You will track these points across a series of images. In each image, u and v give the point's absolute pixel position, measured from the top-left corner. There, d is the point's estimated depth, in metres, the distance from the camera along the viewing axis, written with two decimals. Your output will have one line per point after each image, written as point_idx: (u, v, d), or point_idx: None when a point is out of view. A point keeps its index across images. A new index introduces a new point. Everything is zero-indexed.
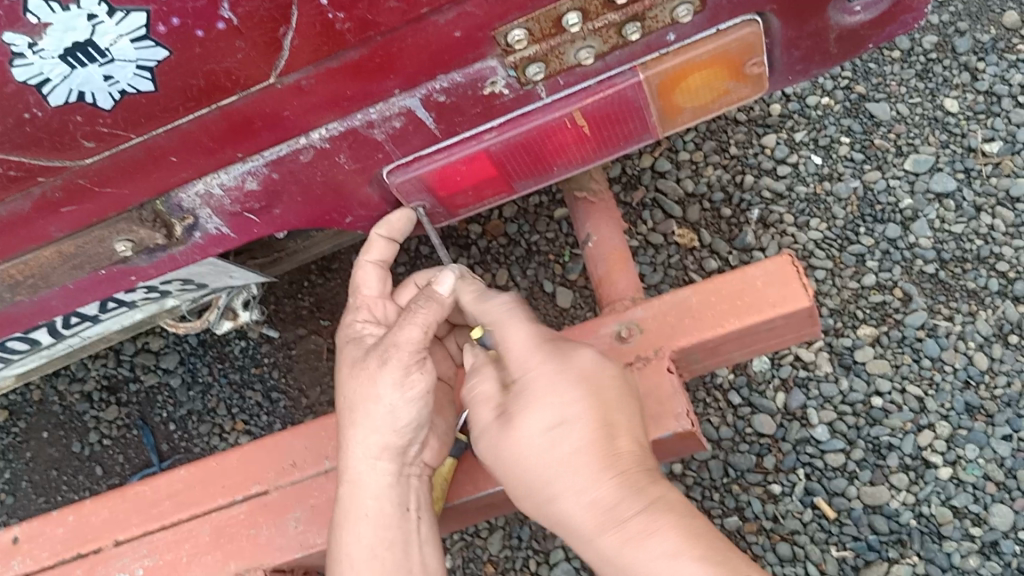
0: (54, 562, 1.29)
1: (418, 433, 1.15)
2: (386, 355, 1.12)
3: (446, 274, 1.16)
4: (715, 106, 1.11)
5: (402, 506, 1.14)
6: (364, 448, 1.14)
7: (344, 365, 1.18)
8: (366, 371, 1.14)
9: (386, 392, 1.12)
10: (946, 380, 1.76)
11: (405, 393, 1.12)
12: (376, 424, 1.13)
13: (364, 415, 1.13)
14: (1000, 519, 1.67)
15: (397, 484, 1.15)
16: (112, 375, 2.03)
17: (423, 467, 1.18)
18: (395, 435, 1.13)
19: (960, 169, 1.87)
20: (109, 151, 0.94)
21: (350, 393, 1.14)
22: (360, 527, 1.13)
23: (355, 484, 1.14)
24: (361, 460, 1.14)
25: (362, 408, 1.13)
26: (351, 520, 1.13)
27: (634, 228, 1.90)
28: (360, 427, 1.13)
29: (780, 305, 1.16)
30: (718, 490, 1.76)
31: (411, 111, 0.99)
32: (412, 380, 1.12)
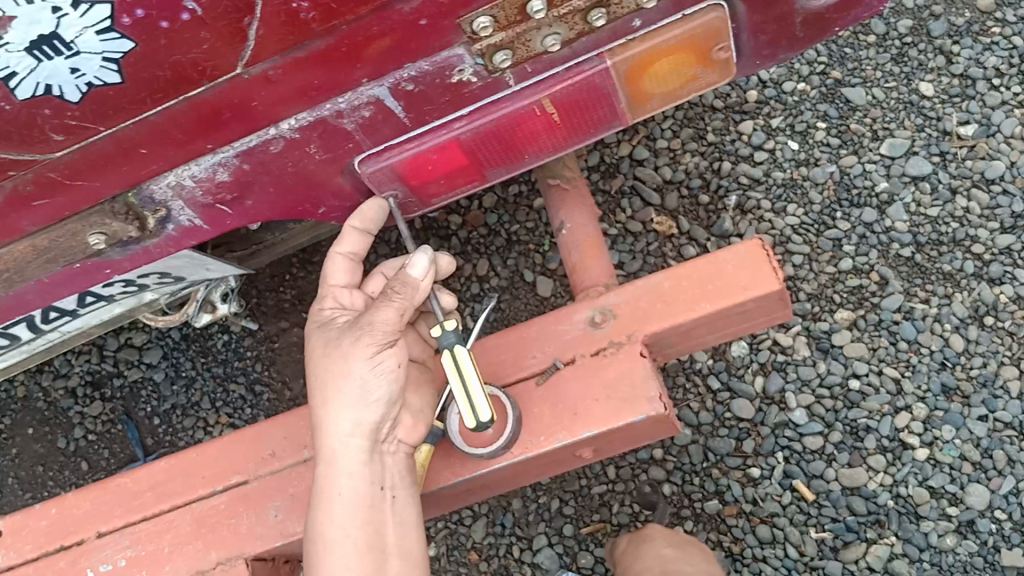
0: (37, 555, 1.29)
1: (391, 410, 1.17)
2: (359, 333, 1.15)
3: (419, 256, 1.18)
4: (684, 92, 1.12)
5: (377, 485, 1.16)
6: (338, 426, 1.14)
7: (317, 346, 1.19)
8: (340, 350, 1.15)
9: (358, 370, 1.14)
10: (923, 361, 1.77)
11: (379, 371, 1.14)
12: (349, 402, 1.14)
13: (337, 392, 1.14)
14: (977, 498, 1.70)
15: (371, 462, 1.16)
16: (95, 370, 2.03)
17: (398, 445, 1.20)
18: (367, 412, 1.15)
19: (936, 152, 1.89)
20: (78, 144, 0.95)
21: (324, 371, 1.16)
22: (336, 506, 1.13)
23: (329, 463, 1.15)
24: (334, 439, 1.15)
25: (334, 385, 1.14)
26: (327, 499, 1.13)
27: (612, 216, 1.91)
28: (333, 405, 1.14)
29: (750, 289, 1.17)
30: (698, 475, 1.77)
31: (380, 100, 1.00)
32: (385, 358, 1.15)
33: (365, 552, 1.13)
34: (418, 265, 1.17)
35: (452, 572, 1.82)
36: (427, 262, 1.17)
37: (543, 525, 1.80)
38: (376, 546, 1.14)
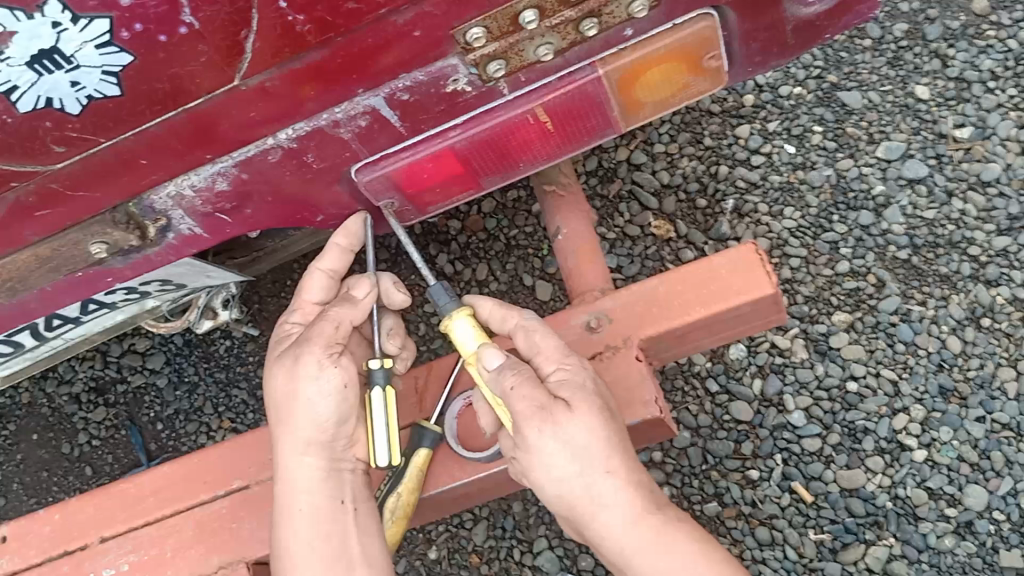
0: (42, 560, 1.31)
1: (343, 427, 1.16)
2: (301, 350, 1.14)
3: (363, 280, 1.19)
4: (676, 100, 1.13)
5: (337, 499, 1.15)
6: (291, 445, 1.15)
7: (268, 368, 1.20)
8: (286, 372, 1.15)
9: (305, 389, 1.13)
10: (921, 363, 1.79)
11: (322, 391, 1.13)
12: (297, 422, 1.14)
13: (288, 412, 1.15)
14: (975, 499, 1.71)
15: (330, 478, 1.16)
16: (99, 376, 2.05)
17: (356, 463, 1.20)
18: (318, 431, 1.14)
19: (932, 155, 1.90)
20: (79, 156, 0.97)
21: (276, 394, 1.16)
22: (297, 522, 1.14)
23: (288, 481, 1.16)
24: (290, 458, 1.16)
25: (285, 406, 1.15)
26: (288, 516, 1.14)
27: (611, 220, 1.93)
28: (286, 425, 1.15)
29: (744, 293, 1.18)
30: (697, 477, 1.78)
31: (376, 109, 1.01)
32: (329, 376, 1.13)
33: (331, 563, 1.12)
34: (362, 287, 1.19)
35: None
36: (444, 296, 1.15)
37: (543, 528, 1.81)
38: (342, 557, 1.12)
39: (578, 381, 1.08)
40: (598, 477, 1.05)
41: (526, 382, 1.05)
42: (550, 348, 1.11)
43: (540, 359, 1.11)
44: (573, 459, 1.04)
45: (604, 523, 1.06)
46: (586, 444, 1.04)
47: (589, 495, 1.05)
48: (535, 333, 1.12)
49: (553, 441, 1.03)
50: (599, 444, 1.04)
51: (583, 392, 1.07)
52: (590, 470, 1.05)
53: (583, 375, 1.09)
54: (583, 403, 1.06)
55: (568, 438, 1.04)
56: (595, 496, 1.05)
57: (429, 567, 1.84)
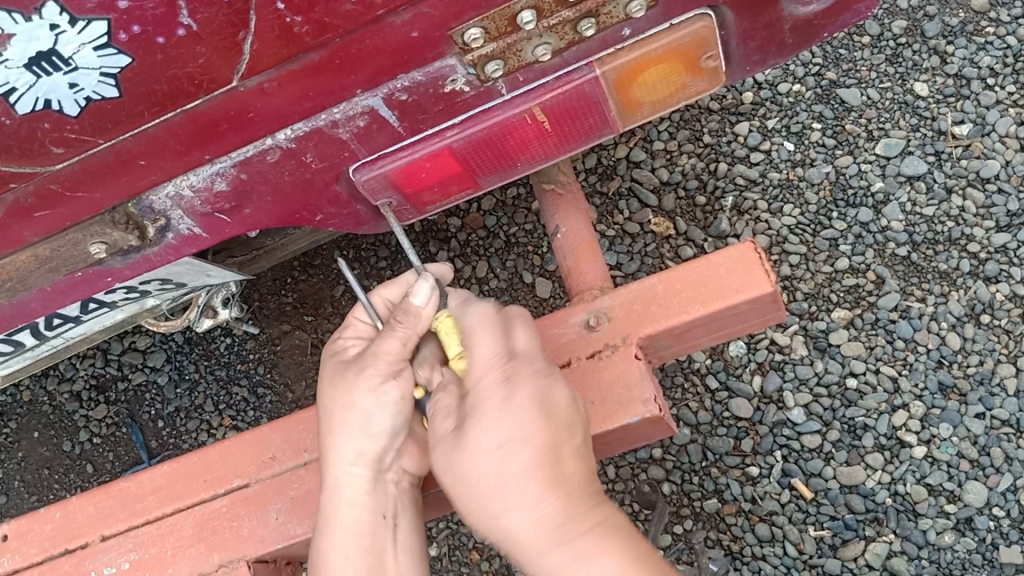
0: (42, 558, 1.31)
1: (395, 441, 1.13)
2: (364, 364, 1.10)
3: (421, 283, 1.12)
4: (674, 100, 1.13)
5: (380, 513, 1.12)
6: (340, 455, 1.11)
7: (324, 372, 1.16)
8: (345, 380, 1.11)
9: (362, 401, 1.09)
10: (920, 360, 1.79)
11: (382, 402, 1.10)
12: (350, 432, 1.10)
13: (341, 421, 1.11)
14: (975, 495, 1.71)
15: (375, 491, 1.13)
16: (100, 374, 2.06)
17: (401, 474, 1.16)
18: (370, 443, 1.11)
19: (931, 152, 1.90)
20: (78, 157, 0.97)
21: (329, 400, 1.12)
22: (339, 534, 1.11)
23: (332, 490, 1.12)
24: (337, 467, 1.12)
25: (339, 415, 1.11)
26: (329, 526, 1.11)
27: (610, 218, 1.93)
28: (338, 433, 1.11)
29: (742, 291, 1.17)
30: (697, 474, 1.79)
31: (374, 109, 1.01)
32: (389, 389, 1.10)
33: None
34: (421, 291, 1.11)
35: (455, 572, 1.84)
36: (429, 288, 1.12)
37: None
38: (379, 574, 1.10)
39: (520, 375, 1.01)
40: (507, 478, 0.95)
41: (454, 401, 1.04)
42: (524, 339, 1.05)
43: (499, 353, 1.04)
44: (506, 438, 0.96)
45: (516, 519, 0.95)
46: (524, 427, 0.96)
47: (494, 496, 0.95)
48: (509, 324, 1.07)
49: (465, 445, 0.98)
50: (511, 441, 0.95)
51: (514, 388, 0.99)
52: (497, 472, 0.95)
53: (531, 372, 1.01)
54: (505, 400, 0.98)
55: (478, 438, 0.97)
56: (497, 502, 0.95)
57: (430, 564, 1.85)
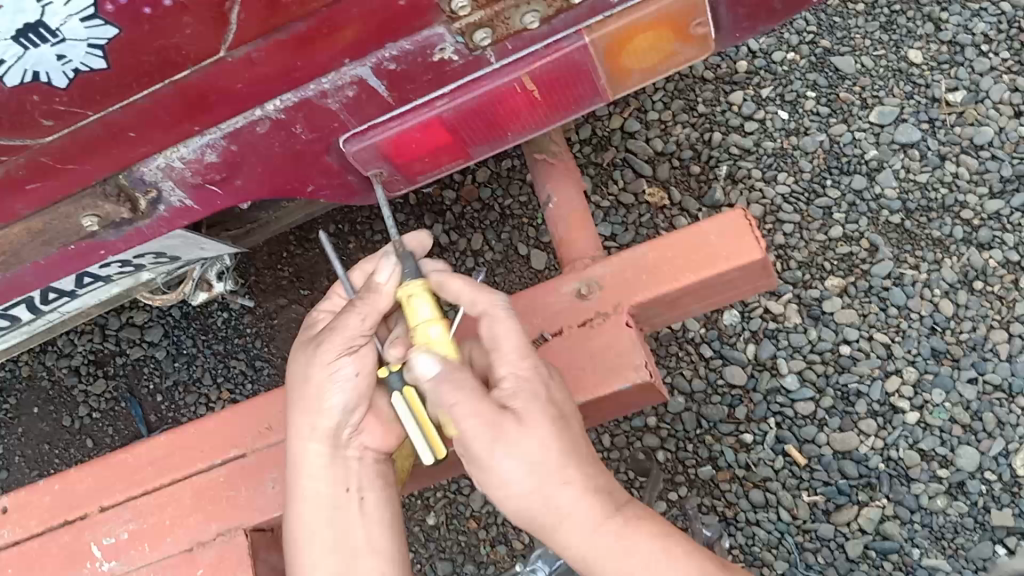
0: (42, 530, 1.33)
1: (351, 416, 1.14)
2: (321, 338, 1.12)
3: (386, 261, 1.12)
4: (663, 68, 1.13)
5: (341, 486, 1.13)
6: (299, 430, 1.14)
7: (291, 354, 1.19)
8: (305, 356, 1.14)
9: (316, 374, 1.12)
10: (913, 327, 1.80)
11: (336, 377, 1.12)
12: (307, 406, 1.13)
13: (299, 396, 1.13)
14: (967, 459, 1.73)
15: (334, 465, 1.13)
16: (98, 349, 2.07)
17: (363, 450, 1.16)
18: (324, 416, 1.12)
19: (925, 119, 1.90)
20: (68, 129, 0.97)
21: (290, 377, 1.15)
22: (304, 507, 1.12)
23: (294, 466, 1.14)
24: (297, 443, 1.14)
25: (297, 389, 1.14)
26: (294, 501, 1.13)
27: (605, 188, 1.93)
28: (297, 408, 1.14)
29: (733, 259, 1.18)
30: (692, 441, 1.81)
31: (363, 79, 1.02)
32: (343, 363, 1.12)
33: (335, 549, 1.10)
34: (384, 270, 1.11)
35: (453, 541, 1.86)
36: (393, 266, 1.11)
37: None
38: (343, 543, 1.11)
39: (529, 387, 1.05)
40: (558, 481, 1.02)
41: (466, 393, 1.00)
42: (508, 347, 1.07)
43: (496, 357, 1.07)
44: (529, 476, 1.01)
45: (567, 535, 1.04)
46: (542, 457, 1.01)
47: (550, 508, 1.02)
48: (499, 324, 1.08)
49: (508, 458, 1.00)
50: (553, 454, 1.02)
51: (533, 400, 1.04)
52: (548, 482, 1.01)
53: (536, 382, 1.06)
54: (533, 416, 1.03)
55: (524, 454, 1.01)
56: (555, 509, 1.02)
57: (428, 533, 1.87)
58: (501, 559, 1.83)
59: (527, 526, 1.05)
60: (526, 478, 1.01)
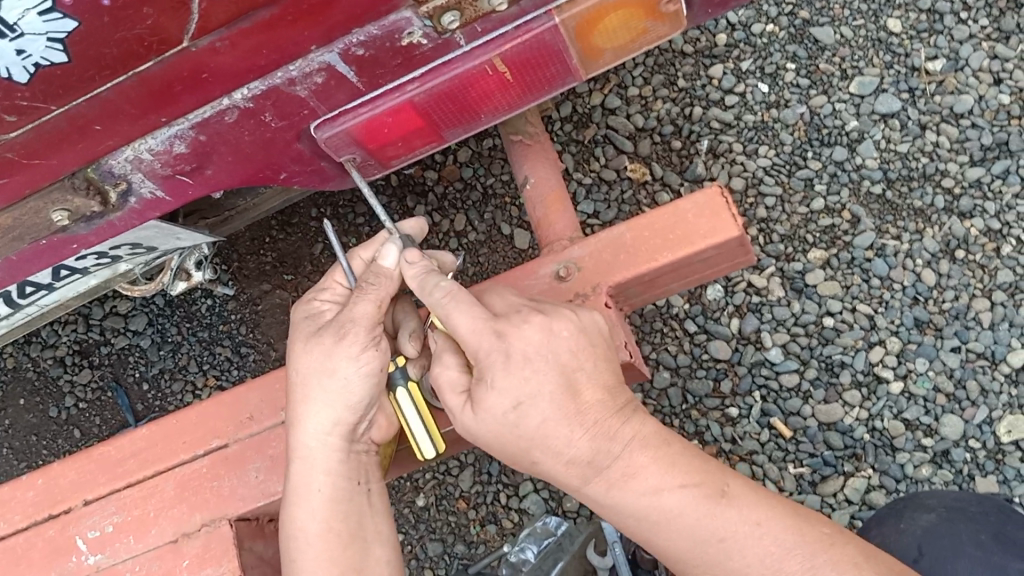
0: (27, 524, 1.33)
1: (368, 410, 1.13)
2: (342, 330, 1.10)
3: (390, 246, 1.12)
4: (635, 46, 1.12)
5: (354, 480, 1.13)
6: (315, 424, 1.11)
7: (293, 342, 1.15)
8: (321, 347, 1.10)
9: (342, 368, 1.09)
10: (895, 297, 1.80)
11: (360, 372, 1.09)
12: (328, 400, 1.10)
13: (319, 389, 1.10)
14: (952, 428, 1.73)
15: (348, 460, 1.13)
16: (82, 339, 2.06)
17: (370, 444, 1.17)
18: (347, 412, 1.11)
19: (905, 89, 1.89)
20: (32, 123, 0.96)
21: (304, 367, 1.11)
22: (314, 503, 1.11)
23: (305, 459, 1.12)
24: (311, 436, 1.12)
25: (317, 382, 1.11)
26: (303, 495, 1.11)
27: (587, 165, 1.92)
28: (314, 403, 1.11)
29: (710, 237, 1.18)
30: (678, 416, 1.81)
31: (331, 66, 1.00)
32: (368, 358, 1.09)
33: (348, 543, 1.11)
34: (389, 255, 1.11)
35: (443, 521, 1.86)
36: (399, 249, 1.12)
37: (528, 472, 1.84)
38: (357, 537, 1.11)
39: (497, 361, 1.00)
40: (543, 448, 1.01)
41: (450, 375, 1.05)
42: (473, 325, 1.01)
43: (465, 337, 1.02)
44: (503, 448, 1.03)
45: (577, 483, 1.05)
46: (501, 434, 1.01)
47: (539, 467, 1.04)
48: (455, 308, 1.02)
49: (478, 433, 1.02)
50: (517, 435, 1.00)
51: (496, 376, 0.99)
52: (529, 453, 1.02)
53: (500, 355, 0.99)
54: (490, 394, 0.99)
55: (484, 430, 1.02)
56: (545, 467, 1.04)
57: (418, 515, 1.87)
58: (491, 538, 1.84)
59: (537, 473, 1.06)
60: (499, 448, 1.03)
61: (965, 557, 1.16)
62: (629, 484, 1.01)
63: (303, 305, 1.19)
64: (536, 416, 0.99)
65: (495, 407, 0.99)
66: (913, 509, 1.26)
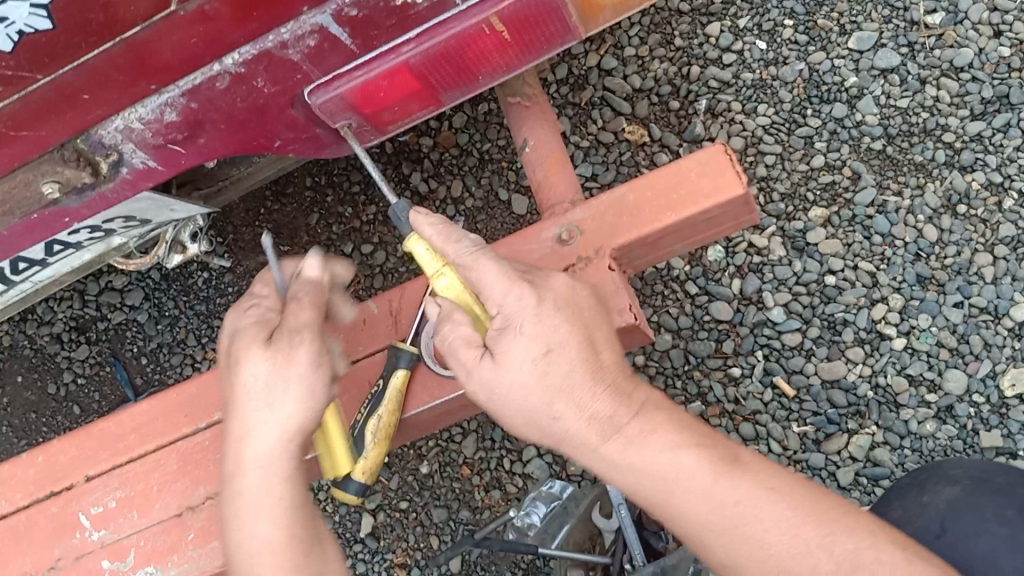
0: (29, 502, 1.32)
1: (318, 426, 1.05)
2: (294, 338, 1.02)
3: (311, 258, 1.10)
4: (635, 5, 1.08)
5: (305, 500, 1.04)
6: (265, 440, 1.00)
7: (243, 349, 1.03)
8: (270, 356, 1.01)
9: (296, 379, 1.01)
10: (898, 254, 1.78)
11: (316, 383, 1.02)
12: (281, 413, 1.00)
13: (271, 401, 1.00)
14: (955, 383, 1.73)
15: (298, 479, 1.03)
16: (79, 315, 2.04)
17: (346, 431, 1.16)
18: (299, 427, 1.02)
19: (904, 43, 1.86)
20: (20, 93, 0.97)
21: (251, 378, 1.01)
22: (265, 528, 0.99)
23: (252, 481, 1.00)
24: (259, 454, 1.00)
25: (269, 393, 1.00)
26: (252, 521, 0.99)
27: (584, 128, 1.90)
28: (264, 416, 1.00)
29: (714, 196, 1.16)
30: (680, 378, 1.80)
31: (324, 28, 0.98)
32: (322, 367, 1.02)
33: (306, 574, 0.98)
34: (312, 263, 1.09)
35: (447, 488, 1.86)
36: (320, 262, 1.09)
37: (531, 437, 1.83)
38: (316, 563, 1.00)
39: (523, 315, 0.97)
40: (556, 410, 0.97)
41: (457, 338, 1.00)
42: (492, 282, 0.99)
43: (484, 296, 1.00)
44: (519, 414, 0.99)
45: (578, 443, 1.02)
46: (529, 395, 0.97)
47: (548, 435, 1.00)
48: (474, 267, 1.00)
49: (495, 396, 0.98)
50: (541, 394, 0.97)
51: (524, 334, 0.96)
52: (543, 417, 0.98)
53: (525, 315, 0.97)
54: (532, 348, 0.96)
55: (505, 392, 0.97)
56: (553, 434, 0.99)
57: (421, 483, 1.87)
58: (496, 503, 1.83)
59: (541, 440, 1.02)
60: (517, 411, 0.98)
61: (989, 535, 1.08)
62: (632, 451, 0.99)
63: (239, 317, 1.09)
64: (564, 364, 0.96)
65: (524, 353, 0.96)
66: (937, 479, 1.17)
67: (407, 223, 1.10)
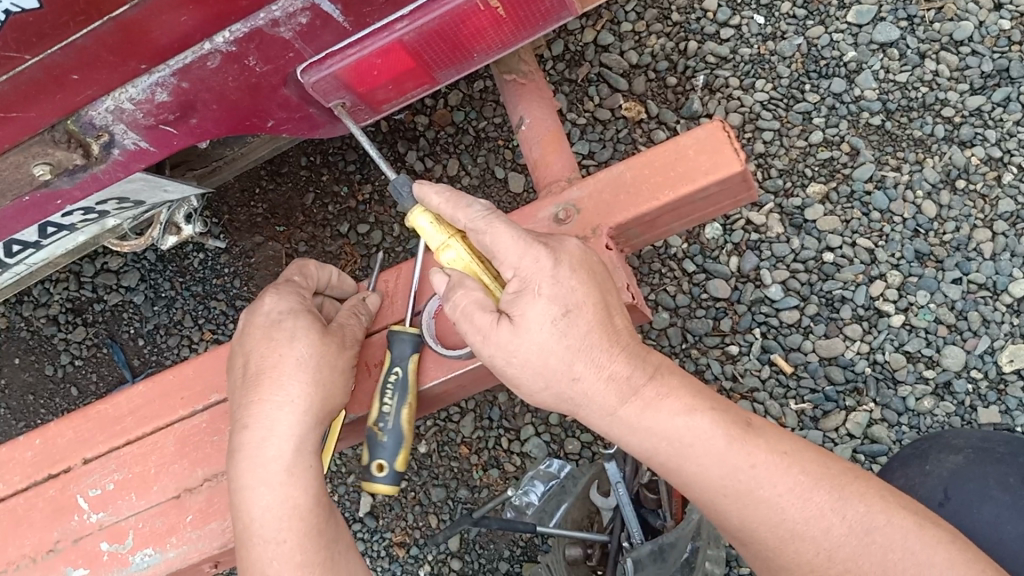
0: (26, 485, 1.32)
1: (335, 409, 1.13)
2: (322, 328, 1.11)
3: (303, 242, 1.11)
4: None
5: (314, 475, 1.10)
6: (288, 412, 1.07)
7: (296, 332, 1.10)
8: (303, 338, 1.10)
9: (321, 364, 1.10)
10: (896, 231, 1.78)
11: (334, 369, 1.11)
12: (308, 393, 1.08)
13: (300, 378, 1.08)
14: (953, 359, 1.73)
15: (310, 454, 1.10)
16: (75, 297, 2.03)
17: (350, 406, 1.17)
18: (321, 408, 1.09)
19: (903, 17, 1.84)
20: (8, 74, 0.95)
21: (286, 353, 1.08)
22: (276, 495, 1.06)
23: (269, 447, 1.07)
24: (283, 424, 1.07)
25: (299, 370, 1.08)
26: (266, 484, 1.06)
27: (580, 106, 1.89)
28: (292, 390, 1.07)
29: (712, 173, 1.15)
30: (678, 356, 1.80)
31: (315, 5, 0.96)
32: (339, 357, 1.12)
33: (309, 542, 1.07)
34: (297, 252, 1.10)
35: (446, 467, 1.86)
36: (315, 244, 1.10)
37: (529, 416, 1.84)
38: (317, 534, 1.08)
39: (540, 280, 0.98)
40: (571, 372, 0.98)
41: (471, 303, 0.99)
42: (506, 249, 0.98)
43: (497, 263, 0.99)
44: (536, 378, 0.98)
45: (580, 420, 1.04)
46: (541, 361, 0.97)
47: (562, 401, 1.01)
48: (485, 234, 1.00)
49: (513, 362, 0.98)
50: (557, 358, 0.97)
51: (542, 298, 0.97)
52: (557, 385, 0.99)
53: (540, 278, 0.97)
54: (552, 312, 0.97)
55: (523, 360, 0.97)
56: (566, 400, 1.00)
57: (420, 462, 1.87)
58: (494, 482, 1.84)
59: (557, 406, 1.02)
60: (535, 377, 0.98)
61: (991, 502, 1.11)
62: (647, 415, 1.00)
63: (272, 300, 1.13)
64: (582, 325, 0.97)
65: (542, 314, 0.96)
66: (938, 449, 1.18)
67: (409, 196, 1.09)
